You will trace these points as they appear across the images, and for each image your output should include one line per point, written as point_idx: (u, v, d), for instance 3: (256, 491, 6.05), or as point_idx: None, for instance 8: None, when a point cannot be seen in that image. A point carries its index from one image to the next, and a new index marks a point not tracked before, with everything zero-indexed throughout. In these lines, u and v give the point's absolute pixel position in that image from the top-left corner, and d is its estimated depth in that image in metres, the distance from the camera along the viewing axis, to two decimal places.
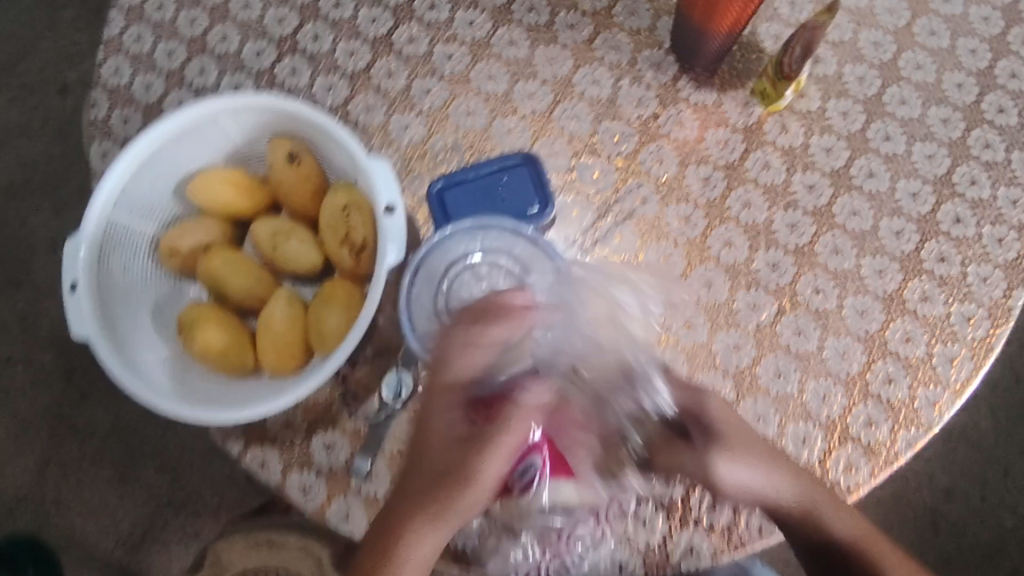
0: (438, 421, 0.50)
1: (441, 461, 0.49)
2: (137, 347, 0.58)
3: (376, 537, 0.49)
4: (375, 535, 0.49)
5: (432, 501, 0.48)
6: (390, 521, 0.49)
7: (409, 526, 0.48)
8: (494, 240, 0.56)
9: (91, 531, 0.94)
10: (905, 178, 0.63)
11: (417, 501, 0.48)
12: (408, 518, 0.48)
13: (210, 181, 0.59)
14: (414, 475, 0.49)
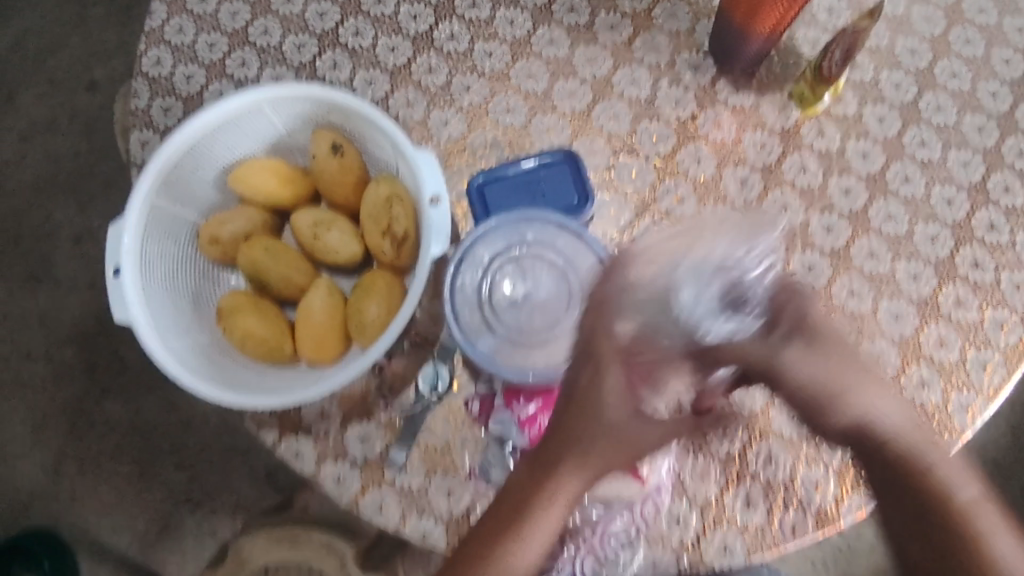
0: (601, 385, 0.48)
1: (591, 430, 0.47)
2: (177, 333, 0.59)
3: (512, 495, 0.48)
4: (511, 493, 0.48)
5: (565, 461, 0.47)
6: (528, 478, 0.48)
7: (542, 486, 0.47)
8: (539, 232, 0.55)
9: (106, 526, 0.93)
10: (940, 184, 0.64)
11: (557, 459, 0.47)
12: (542, 485, 0.47)
13: (253, 171, 0.60)
14: (554, 436, 0.48)
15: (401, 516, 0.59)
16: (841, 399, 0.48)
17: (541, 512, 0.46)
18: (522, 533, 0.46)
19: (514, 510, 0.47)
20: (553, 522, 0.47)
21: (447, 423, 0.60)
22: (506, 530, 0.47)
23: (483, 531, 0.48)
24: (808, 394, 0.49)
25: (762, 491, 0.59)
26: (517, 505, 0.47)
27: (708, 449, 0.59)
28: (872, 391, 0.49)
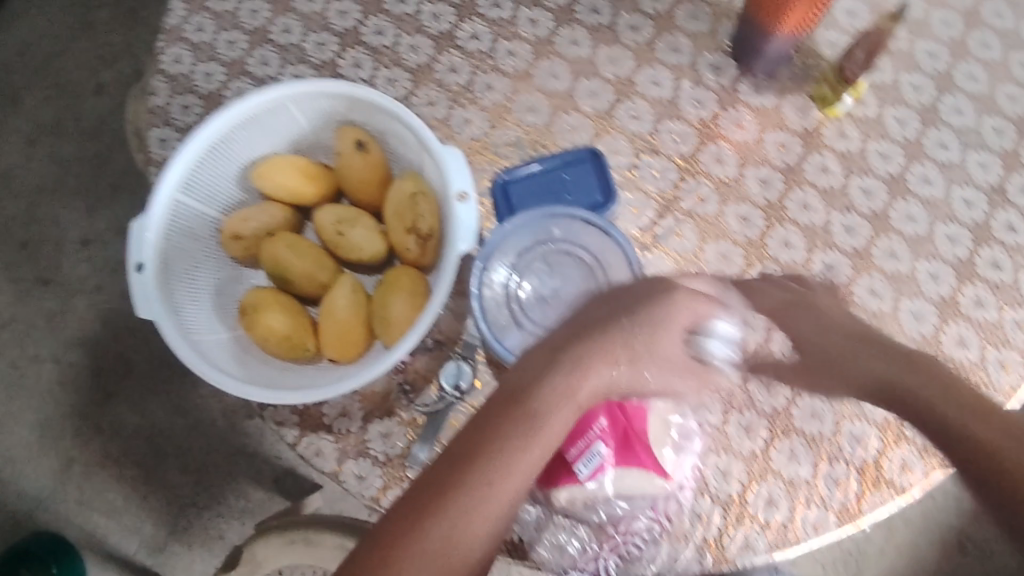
0: (655, 302, 0.42)
1: (640, 334, 0.40)
2: (199, 329, 0.58)
3: (520, 382, 0.38)
4: (517, 380, 0.38)
5: (596, 354, 0.39)
6: (544, 364, 0.38)
7: (559, 372, 0.38)
8: (565, 230, 0.55)
9: (113, 531, 0.93)
10: (959, 185, 0.64)
11: (580, 351, 0.39)
12: (559, 373, 0.38)
13: (276, 167, 0.60)
14: (584, 329, 0.40)
15: None
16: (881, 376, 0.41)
17: (553, 406, 0.37)
18: (526, 425, 0.36)
19: (525, 392, 0.37)
20: (562, 422, 0.37)
21: (469, 421, 0.60)
22: (505, 415, 0.37)
23: (477, 414, 0.37)
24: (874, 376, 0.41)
25: (785, 489, 0.59)
26: (529, 386, 0.38)
27: (731, 446, 0.60)
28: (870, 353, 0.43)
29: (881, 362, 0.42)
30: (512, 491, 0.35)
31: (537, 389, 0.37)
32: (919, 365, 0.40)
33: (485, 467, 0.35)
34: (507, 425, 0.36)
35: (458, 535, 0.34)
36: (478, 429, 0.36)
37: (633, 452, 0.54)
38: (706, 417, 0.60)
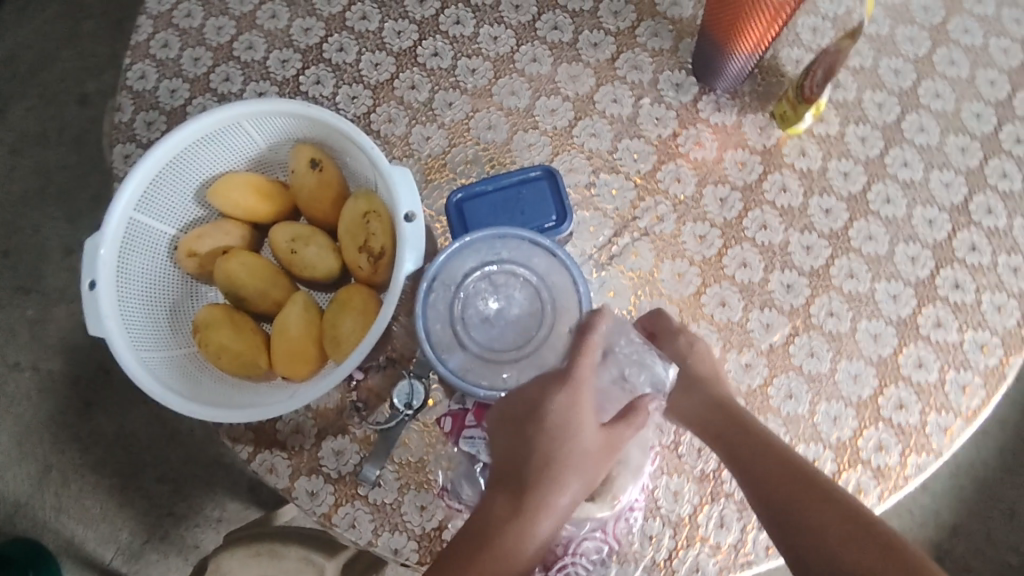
0: (548, 407, 0.47)
1: (564, 451, 0.46)
2: (152, 346, 0.59)
3: (472, 539, 0.43)
4: (474, 535, 0.44)
5: (539, 494, 0.45)
6: (495, 516, 0.44)
7: (505, 524, 0.44)
8: (512, 250, 0.54)
9: (89, 539, 0.93)
10: (922, 205, 0.63)
11: (517, 498, 0.45)
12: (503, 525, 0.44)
13: (231, 185, 0.60)
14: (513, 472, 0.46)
15: (373, 532, 0.60)
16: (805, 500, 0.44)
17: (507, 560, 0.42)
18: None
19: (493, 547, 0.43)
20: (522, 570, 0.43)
21: (420, 440, 0.61)
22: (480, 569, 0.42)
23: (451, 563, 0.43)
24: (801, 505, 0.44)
25: (737, 512, 0.59)
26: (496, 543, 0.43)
27: (683, 468, 0.60)
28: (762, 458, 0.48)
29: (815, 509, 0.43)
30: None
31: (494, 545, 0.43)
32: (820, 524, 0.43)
33: None
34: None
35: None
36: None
37: None
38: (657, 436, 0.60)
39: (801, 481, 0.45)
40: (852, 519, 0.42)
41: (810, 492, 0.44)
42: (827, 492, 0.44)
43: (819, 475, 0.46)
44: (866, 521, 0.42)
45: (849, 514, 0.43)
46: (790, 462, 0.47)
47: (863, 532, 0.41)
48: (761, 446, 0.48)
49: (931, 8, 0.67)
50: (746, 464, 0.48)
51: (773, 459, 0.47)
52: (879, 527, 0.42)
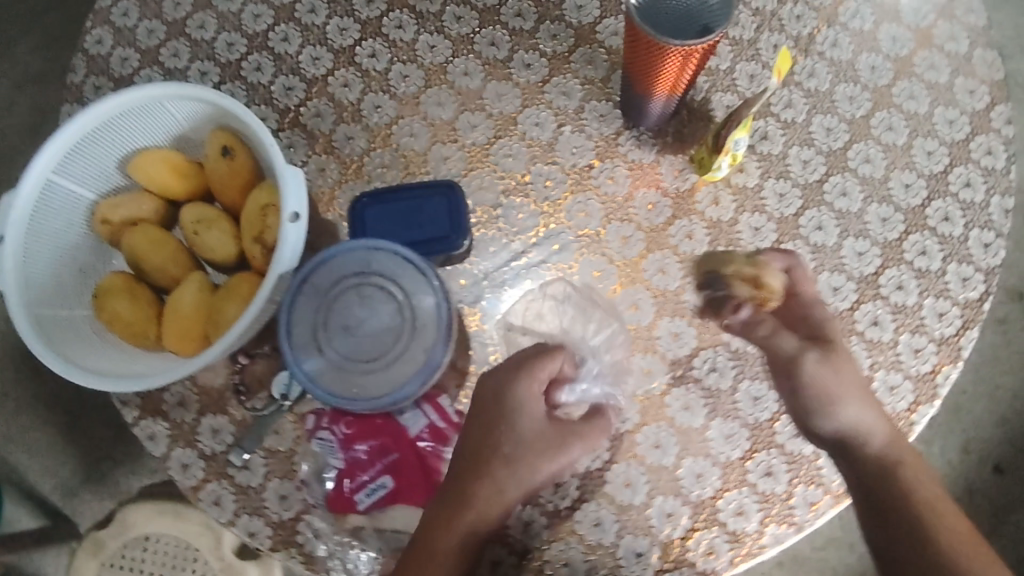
0: (505, 410, 0.53)
1: (508, 445, 0.52)
2: (50, 304, 0.62)
3: (425, 537, 0.51)
4: (424, 536, 0.51)
5: (481, 490, 0.52)
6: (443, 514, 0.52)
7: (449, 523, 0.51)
8: (385, 263, 0.55)
9: (33, 469, 0.99)
10: (829, 271, 0.62)
11: (465, 502, 0.52)
12: (446, 526, 0.51)
13: (148, 161, 0.62)
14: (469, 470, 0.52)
15: (233, 512, 0.62)
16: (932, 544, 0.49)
17: (453, 545, 0.51)
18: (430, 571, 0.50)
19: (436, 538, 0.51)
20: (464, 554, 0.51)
21: (292, 432, 0.62)
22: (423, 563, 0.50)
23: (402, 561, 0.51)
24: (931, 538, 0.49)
25: (583, 553, 0.59)
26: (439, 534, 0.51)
27: (537, 500, 0.59)
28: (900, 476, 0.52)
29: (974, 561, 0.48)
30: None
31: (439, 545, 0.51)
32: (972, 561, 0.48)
33: None
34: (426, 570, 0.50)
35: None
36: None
37: (415, 482, 0.59)
38: None
39: (888, 482, 0.51)
40: (923, 520, 0.50)
41: (887, 493, 0.51)
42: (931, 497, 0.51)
43: (901, 471, 0.52)
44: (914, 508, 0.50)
45: (918, 499, 0.51)
46: (917, 469, 0.52)
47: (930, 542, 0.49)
48: (864, 396, 0.53)
49: (879, 68, 0.66)
50: (896, 508, 0.51)
51: (871, 462, 0.52)
52: (927, 522, 0.49)
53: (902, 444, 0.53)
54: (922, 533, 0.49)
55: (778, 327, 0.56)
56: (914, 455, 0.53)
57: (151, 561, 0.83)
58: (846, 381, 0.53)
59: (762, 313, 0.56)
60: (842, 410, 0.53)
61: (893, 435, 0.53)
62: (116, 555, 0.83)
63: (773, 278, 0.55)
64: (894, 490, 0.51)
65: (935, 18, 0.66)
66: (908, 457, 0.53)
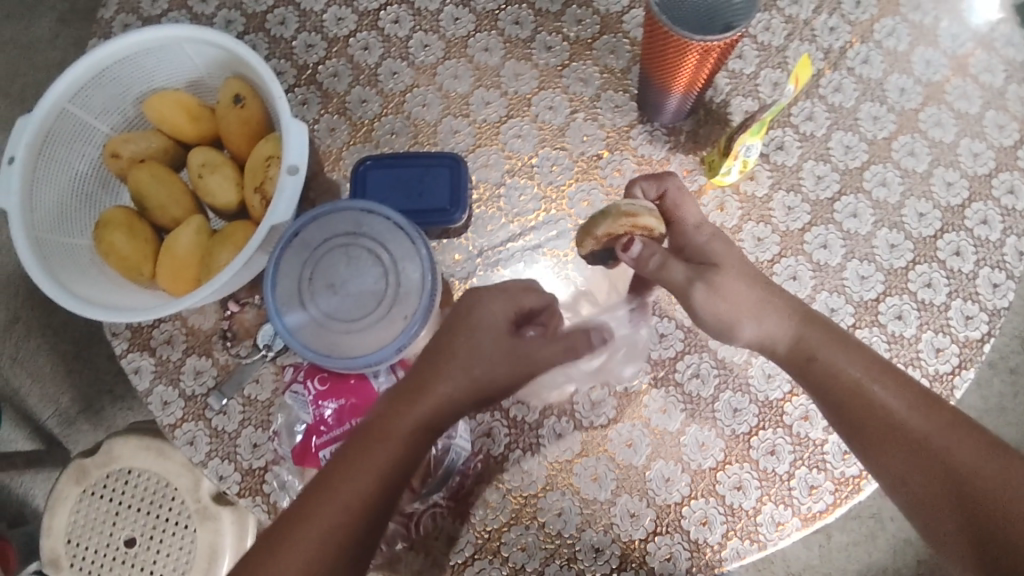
0: (484, 316, 0.49)
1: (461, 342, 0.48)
2: (52, 229, 0.62)
3: (375, 418, 0.46)
4: (376, 416, 0.46)
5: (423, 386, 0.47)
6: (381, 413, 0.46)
7: (404, 405, 0.46)
8: (377, 227, 0.56)
9: (35, 394, 1.01)
10: (828, 291, 0.61)
11: (428, 389, 0.46)
12: (400, 409, 0.46)
13: (161, 100, 0.63)
14: (431, 356, 0.48)
15: (206, 454, 0.63)
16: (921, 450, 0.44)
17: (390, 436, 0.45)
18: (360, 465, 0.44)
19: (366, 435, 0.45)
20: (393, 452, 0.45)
21: (272, 383, 0.63)
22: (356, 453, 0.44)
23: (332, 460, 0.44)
24: (912, 436, 0.45)
25: (541, 540, 0.58)
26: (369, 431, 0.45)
27: (501, 481, 0.59)
28: (872, 383, 0.47)
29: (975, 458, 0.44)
30: (377, 492, 0.44)
31: (394, 428, 0.45)
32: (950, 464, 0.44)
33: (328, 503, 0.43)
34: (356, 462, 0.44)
35: (330, 530, 0.42)
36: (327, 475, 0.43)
37: None
38: (486, 443, 0.60)
39: (846, 394, 0.47)
40: (887, 409, 0.46)
41: (848, 398, 0.47)
42: (889, 387, 0.47)
43: (858, 375, 0.47)
44: (872, 398, 0.46)
45: (861, 389, 0.47)
46: (862, 365, 0.47)
47: (903, 432, 0.45)
48: (772, 296, 0.50)
49: (908, 91, 0.64)
50: (869, 433, 0.46)
51: (824, 374, 0.48)
52: (897, 416, 0.46)
53: (837, 336, 0.49)
54: (908, 438, 0.45)
55: (667, 256, 0.51)
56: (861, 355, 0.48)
57: (131, 494, 0.81)
58: (751, 303, 0.49)
59: (652, 243, 0.52)
60: (758, 325, 0.49)
61: (823, 333, 0.49)
62: (97, 485, 0.82)
63: (648, 215, 0.53)
64: (851, 396, 0.47)
65: (972, 47, 0.64)
66: (856, 351, 0.48)
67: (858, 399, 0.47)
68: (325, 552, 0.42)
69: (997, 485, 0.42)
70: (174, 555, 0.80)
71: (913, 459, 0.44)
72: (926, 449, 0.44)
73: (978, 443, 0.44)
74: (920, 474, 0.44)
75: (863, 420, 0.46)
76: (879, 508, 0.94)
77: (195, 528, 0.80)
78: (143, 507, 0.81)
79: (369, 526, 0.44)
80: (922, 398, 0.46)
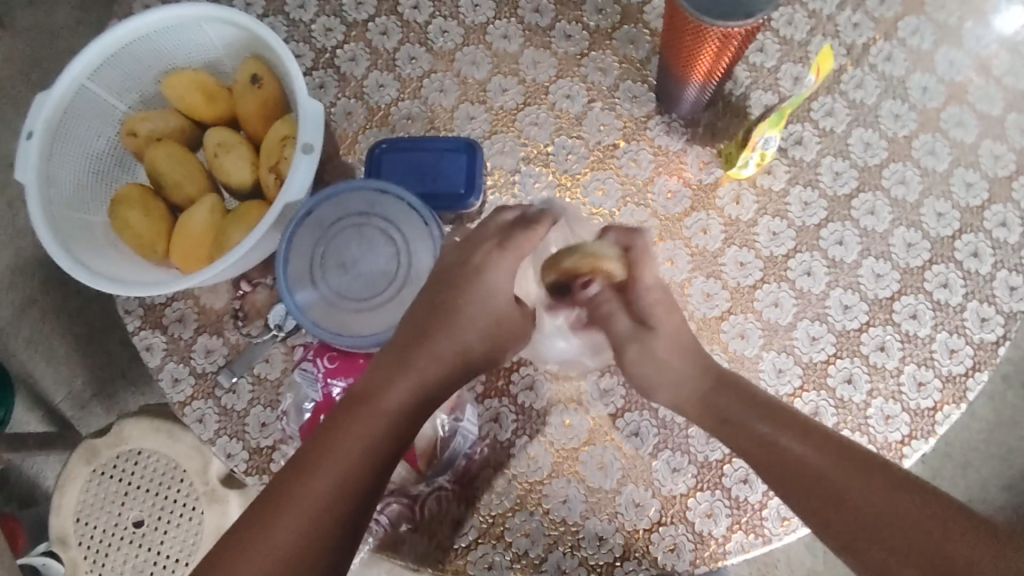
0: (477, 278, 0.50)
1: (453, 303, 0.49)
2: (69, 205, 0.63)
3: (364, 391, 0.45)
4: (365, 388, 0.45)
5: (417, 349, 0.47)
6: (372, 380, 0.46)
7: (393, 377, 0.46)
8: (389, 208, 0.56)
9: (48, 375, 1.02)
10: (842, 288, 0.60)
11: (413, 361, 0.47)
12: (388, 382, 0.45)
13: (180, 80, 0.63)
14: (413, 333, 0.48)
15: (215, 431, 0.63)
16: (833, 499, 0.42)
17: (382, 394, 0.45)
18: (358, 428, 0.43)
19: (356, 399, 0.45)
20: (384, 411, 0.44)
21: (282, 363, 0.63)
22: (348, 419, 0.44)
23: (319, 432, 0.43)
24: (813, 479, 0.43)
25: (546, 528, 0.58)
26: (360, 394, 0.45)
27: (508, 467, 0.59)
28: (772, 418, 0.46)
29: (900, 499, 0.41)
30: (367, 464, 0.42)
31: (386, 397, 0.45)
32: (888, 486, 0.41)
33: (322, 470, 0.41)
34: (349, 424, 0.43)
35: (320, 504, 0.41)
36: (327, 437, 0.43)
37: None
38: (493, 429, 0.60)
39: (774, 461, 0.45)
40: (799, 462, 0.44)
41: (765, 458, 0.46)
42: (795, 436, 0.45)
43: (766, 431, 0.46)
44: (782, 449, 0.45)
45: (766, 440, 0.45)
46: (764, 415, 0.46)
47: (812, 484, 0.43)
48: (687, 348, 0.51)
49: (930, 90, 0.63)
50: (781, 481, 0.44)
51: (736, 431, 0.47)
52: (812, 466, 0.43)
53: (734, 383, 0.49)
54: (828, 488, 0.42)
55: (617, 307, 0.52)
56: (776, 412, 0.46)
57: (140, 475, 0.82)
58: (659, 357, 0.51)
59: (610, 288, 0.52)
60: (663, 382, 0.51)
61: (716, 382, 0.49)
62: (108, 465, 0.82)
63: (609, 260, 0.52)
64: (756, 446, 0.46)
65: (996, 48, 0.63)
66: (762, 405, 0.47)
67: (766, 454, 0.45)
68: (320, 521, 0.40)
69: (951, 541, 0.39)
70: (180, 536, 0.81)
71: (848, 516, 0.41)
72: (841, 500, 0.42)
73: (915, 501, 0.40)
74: (843, 526, 0.41)
75: (781, 478, 0.44)
76: None
77: (202, 511, 0.81)
78: (151, 488, 0.82)
79: (359, 490, 0.42)
80: (823, 437, 0.45)
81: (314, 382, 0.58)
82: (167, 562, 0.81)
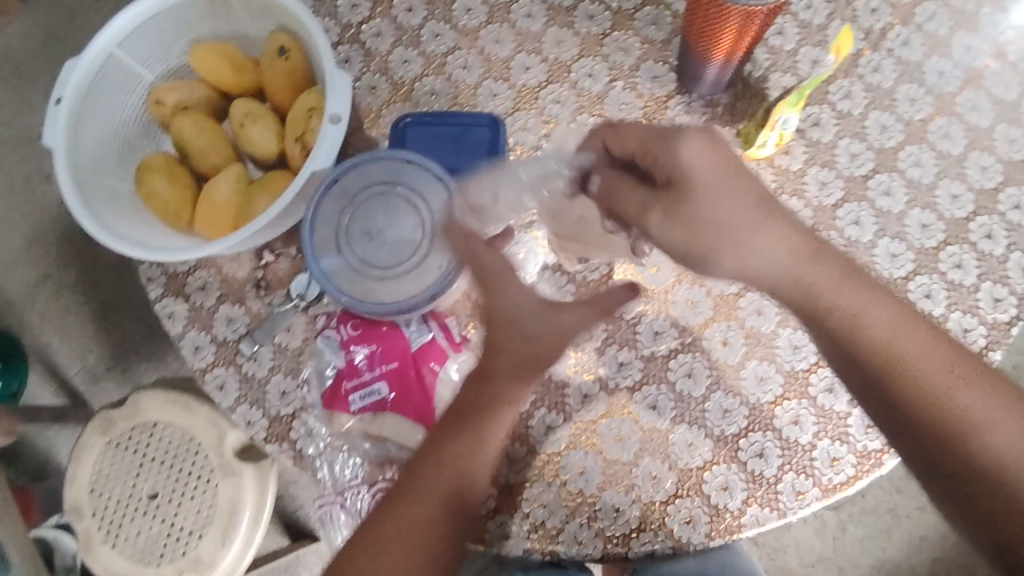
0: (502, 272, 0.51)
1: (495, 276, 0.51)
2: (95, 171, 0.63)
3: (448, 426, 0.48)
4: (452, 422, 0.48)
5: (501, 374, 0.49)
6: (460, 409, 0.49)
7: (479, 407, 0.48)
8: (415, 180, 0.56)
9: (62, 351, 1.02)
10: (858, 268, 0.61)
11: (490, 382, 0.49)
12: (476, 410, 0.48)
13: (208, 51, 0.64)
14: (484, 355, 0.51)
15: (235, 399, 0.64)
16: (938, 407, 0.43)
17: (471, 431, 0.48)
18: (449, 464, 0.47)
19: (445, 432, 0.48)
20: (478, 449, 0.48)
21: (304, 332, 0.64)
22: (437, 450, 0.48)
23: (418, 467, 0.47)
24: (920, 390, 0.43)
25: (563, 499, 0.59)
26: (449, 428, 0.48)
27: (527, 439, 0.60)
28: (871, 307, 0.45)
29: (997, 409, 0.42)
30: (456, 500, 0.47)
31: (469, 441, 0.47)
32: (982, 386, 0.43)
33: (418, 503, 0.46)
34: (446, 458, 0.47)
35: (407, 553, 0.45)
36: (420, 474, 0.47)
37: (418, 383, 0.60)
38: None
39: (870, 349, 0.45)
40: (891, 345, 0.45)
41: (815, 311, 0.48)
42: (897, 322, 0.45)
43: (884, 335, 0.45)
44: (876, 337, 0.45)
45: (875, 347, 0.45)
46: (884, 309, 0.45)
47: (903, 372, 0.44)
48: (765, 209, 0.47)
49: (947, 75, 0.64)
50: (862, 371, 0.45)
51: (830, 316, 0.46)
52: (900, 353, 0.44)
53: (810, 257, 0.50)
54: (929, 391, 0.43)
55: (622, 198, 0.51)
56: (883, 304, 0.46)
57: (156, 447, 0.83)
58: (723, 217, 0.46)
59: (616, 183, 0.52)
60: (746, 262, 0.47)
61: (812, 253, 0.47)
62: (122, 437, 0.83)
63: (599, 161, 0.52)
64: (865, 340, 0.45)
65: (1013, 35, 0.64)
66: (861, 283, 0.46)
67: (852, 341, 0.45)
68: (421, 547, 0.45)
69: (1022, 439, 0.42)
70: (194, 509, 0.82)
71: (941, 416, 0.43)
72: (939, 399, 0.43)
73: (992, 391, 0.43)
74: (939, 448, 0.43)
75: (874, 363, 0.45)
76: (896, 504, 0.94)
77: (217, 483, 0.81)
78: (165, 460, 0.82)
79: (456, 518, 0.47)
80: (933, 336, 0.45)
81: (334, 349, 0.61)
82: (180, 534, 0.82)
